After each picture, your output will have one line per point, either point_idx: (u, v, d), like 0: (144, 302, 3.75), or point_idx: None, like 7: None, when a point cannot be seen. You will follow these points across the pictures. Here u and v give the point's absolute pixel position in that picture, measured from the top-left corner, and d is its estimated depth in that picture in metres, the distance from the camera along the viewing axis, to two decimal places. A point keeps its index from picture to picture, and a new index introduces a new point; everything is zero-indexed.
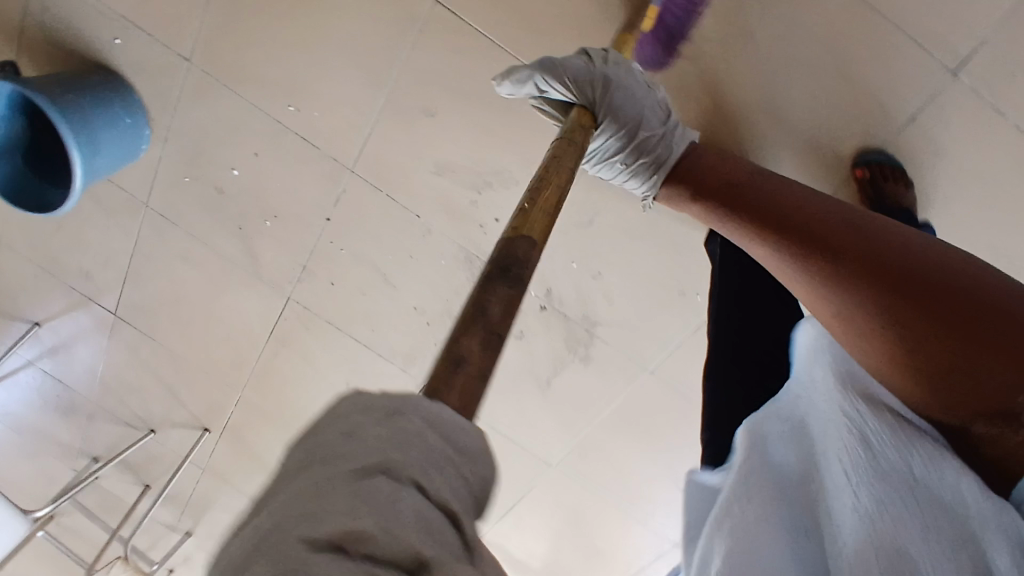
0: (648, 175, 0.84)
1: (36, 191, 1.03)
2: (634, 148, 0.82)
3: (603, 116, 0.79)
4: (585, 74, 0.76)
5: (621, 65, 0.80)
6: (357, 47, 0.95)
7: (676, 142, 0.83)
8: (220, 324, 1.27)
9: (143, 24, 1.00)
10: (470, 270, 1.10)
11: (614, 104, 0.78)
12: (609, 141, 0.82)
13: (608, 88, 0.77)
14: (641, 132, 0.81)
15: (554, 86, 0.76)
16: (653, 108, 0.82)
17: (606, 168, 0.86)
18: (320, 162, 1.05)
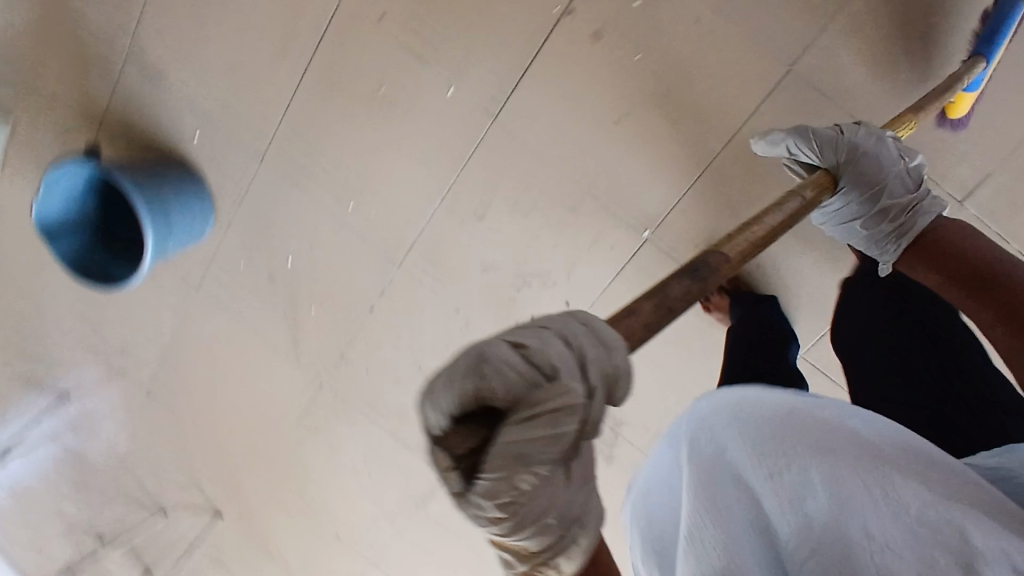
0: (891, 245, 0.80)
1: (102, 267, 1.09)
2: (876, 213, 0.80)
3: (844, 178, 0.79)
4: (832, 142, 0.80)
5: (870, 137, 0.79)
6: (420, 151, 1.06)
7: (926, 208, 0.78)
8: (251, 406, 1.29)
9: (225, 124, 1.12)
10: None
11: (858, 165, 0.78)
12: (847, 206, 0.81)
13: (854, 156, 0.78)
14: (885, 200, 0.79)
15: (803, 148, 0.81)
16: (902, 172, 0.79)
17: (840, 228, 0.84)
18: (372, 255, 1.13)
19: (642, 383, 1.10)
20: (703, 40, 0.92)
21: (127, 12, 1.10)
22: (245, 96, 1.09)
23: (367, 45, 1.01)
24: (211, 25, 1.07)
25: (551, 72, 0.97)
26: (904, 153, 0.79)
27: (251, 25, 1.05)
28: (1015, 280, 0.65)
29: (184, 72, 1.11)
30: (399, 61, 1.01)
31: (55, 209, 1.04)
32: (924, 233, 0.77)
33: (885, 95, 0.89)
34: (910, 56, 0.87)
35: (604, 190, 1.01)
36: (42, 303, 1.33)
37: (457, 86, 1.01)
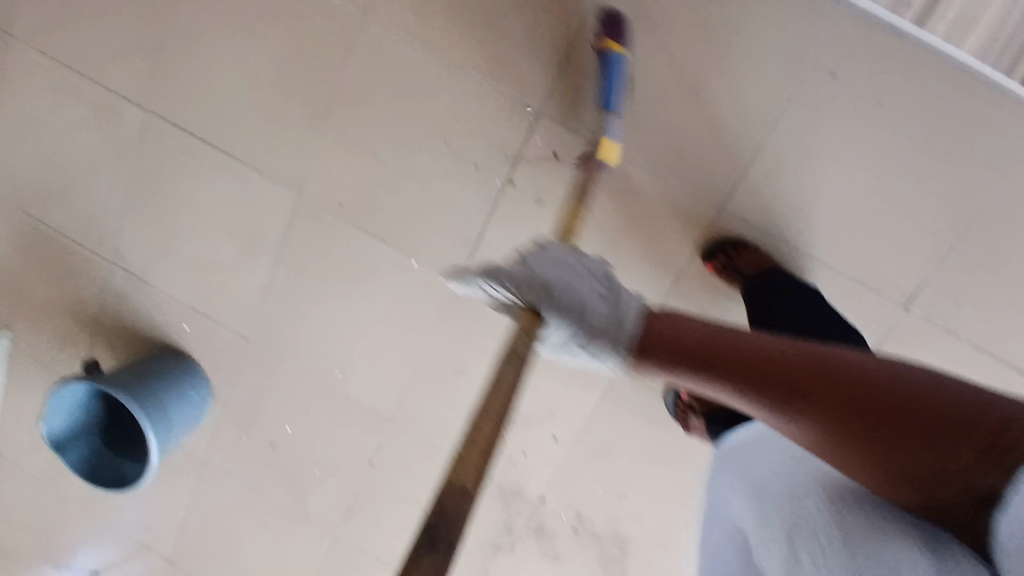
0: (610, 352, 0.67)
1: (113, 467, 1.15)
2: (585, 330, 0.67)
3: (547, 310, 0.68)
4: (523, 278, 0.69)
5: (551, 258, 0.72)
6: (392, 318, 1.12)
7: (626, 309, 0.68)
8: (270, 564, 1.33)
9: (210, 314, 1.18)
10: (505, 501, 1.18)
11: (554, 295, 0.68)
12: (560, 331, 0.69)
13: (547, 290, 0.68)
14: (589, 316, 0.68)
15: (498, 289, 0.69)
16: (591, 290, 0.70)
17: (568, 353, 0.71)
18: (363, 415, 1.19)
19: (638, 503, 1.13)
20: (635, 193, 0.98)
21: (104, 225, 1.18)
22: (225, 287, 1.16)
23: (330, 231, 1.09)
24: (184, 228, 1.15)
25: (502, 236, 1.03)
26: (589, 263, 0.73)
27: (219, 226, 1.13)
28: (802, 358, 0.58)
29: (164, 273, 1.18)
30: (361, 241, 1.09)
31: (62, 423, 1.10)
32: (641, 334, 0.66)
33: (813, 221, 0.95)
34: (829, 184, 0.93)
35: None
36: (60, 493, 1.39)
37: (417, 257, 1.07)
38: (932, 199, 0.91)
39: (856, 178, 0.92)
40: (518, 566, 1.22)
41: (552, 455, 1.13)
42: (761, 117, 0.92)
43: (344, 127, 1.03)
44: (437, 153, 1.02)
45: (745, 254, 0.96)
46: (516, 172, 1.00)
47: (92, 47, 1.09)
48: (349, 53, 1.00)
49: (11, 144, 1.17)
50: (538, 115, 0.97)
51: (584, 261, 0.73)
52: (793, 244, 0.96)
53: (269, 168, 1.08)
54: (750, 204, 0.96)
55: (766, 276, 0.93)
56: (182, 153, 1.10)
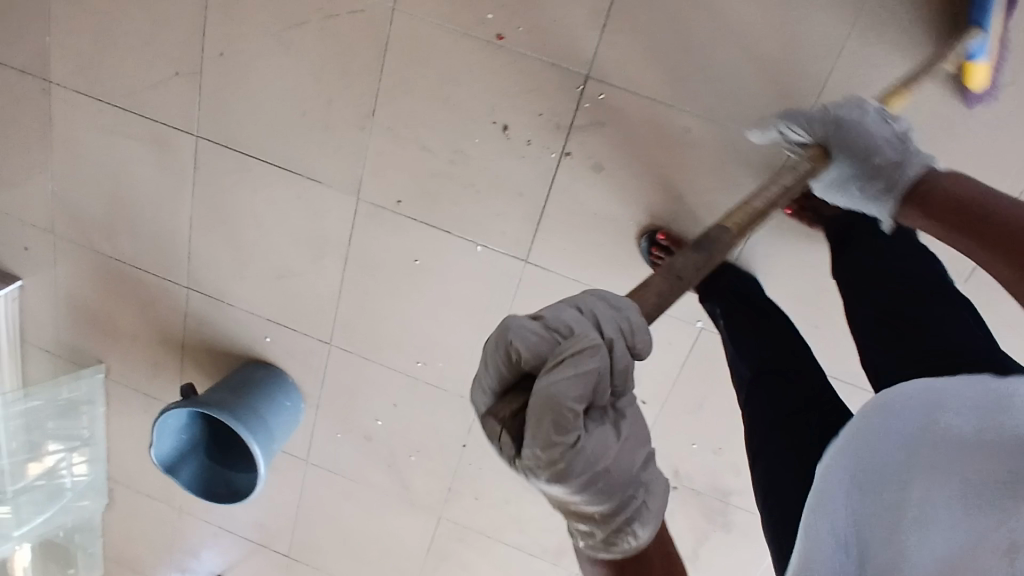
0: (886, 197, 0.73)
1: (223, 482, 1.20)
2: (869, 173, 0.75)
3: (836, 150, 0.77)
4: (820, 116, 0.79)
5: (856, 104, 0.78)
6: (464, 303, 1.12)
7: (916, 165, 0.72)
8: (380, 548, 1.40)
9: (291, 323, 1.21)
10: None
11: (846, 132, 0.76)
12: (842, 171, 0.77)
13: (841, 127, 0.77)
14: (878, 157, 0.74)
15: (793, 130, 0.82)
16: (888, 139, 0.75)
17: (845, 195, 0.78)
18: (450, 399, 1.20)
19: (735, 454, 1.12)
20: (697, 146, 0.95)
21: (174, 251, 1.21)
22: (299, 295, 1.19)
23: (393, 227, 1.09)
24: (252, 244, 1.17)
25: (564, 208, 1.01)
26: (889, 118, 0.77)
27: (285, 238, 1.15)
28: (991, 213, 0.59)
29: (239, 289, 1.21)
30: (424, 232, 1.08)
31: (168, 446, 1.15)
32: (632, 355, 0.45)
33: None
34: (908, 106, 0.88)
35: None
36: (172, 506, 1.47)
37: (482, 241, 1.06)
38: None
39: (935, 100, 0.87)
40: None
41: (644, 417, 1.13)
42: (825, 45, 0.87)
43: (391, 124, 1.02)
44: (488, 135, 1.00)
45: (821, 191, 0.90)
46: (571, 142, 0.97)
47: (134, 82, 1.09)
48: (385, 48, 0.98)
49: (77, 187, 1.20)
50: (586, 80, 0.93)
51: (885, 111, 0.77)
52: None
53: (324, 173, 1.08)
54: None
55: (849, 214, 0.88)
56: (237, 171, 1.12)
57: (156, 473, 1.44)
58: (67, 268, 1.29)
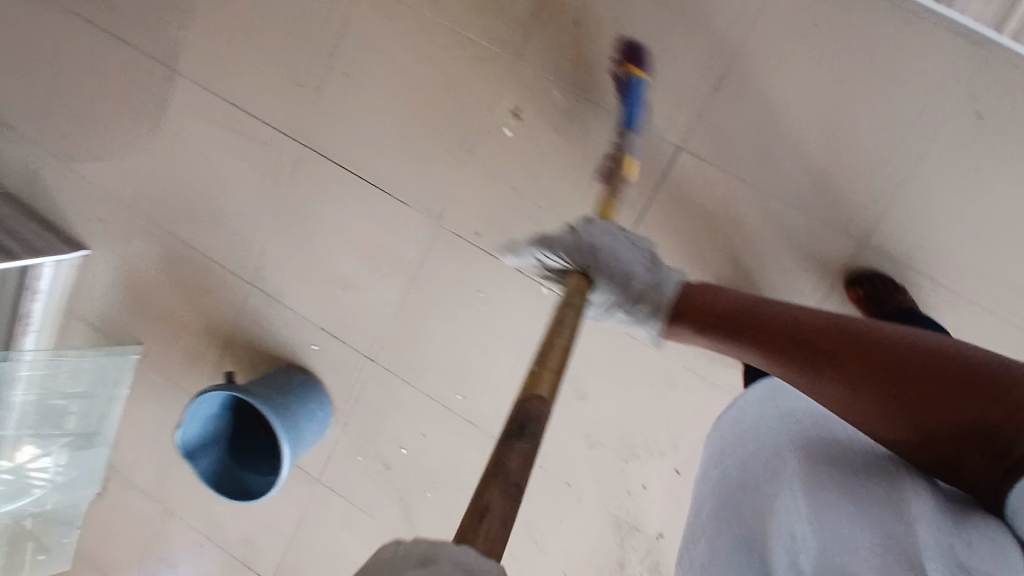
0: (650, 320, 0.80)
1: (237, 480, 1.19)
2: (632, 298, 0.80)
3: (597, 277, 0.79)
4: (574, 246, 0.79)
5: (606, 231, 0.82)
6: (517, 341, 1.15)
7: (666, 285, 0.81)
8: None
9: (340, 334, 1.24)
10: (620, 534, 1.17)
11: (602, 263, 0.79)
12: (606, 296, 0.80)
13: (593, 258, 0.79)
14: (635, 284, 0.80)
15: (548, 256, 0.81)
16: (637, 261, 0.82)
17: (610, 318, 0.84)
18: (480, 437, 1.21)
19: None
20: (769, 227, 1.02)
21: (245, 246, 1.26)
22: (356, 308, 1.22)
23: (465, 257, 1.15)
24: (323, 251, 1.22)
25: None
26: (630, 237, 0.84)
27: (358, 250, 1.20)
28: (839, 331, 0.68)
29: (300, 293, 1.25)
30: (493, 267, 1.14)
31: (195, 430, 1.14)
32: (675, 306, 0.80)
33: (949, 259, 0.97)
34: (969, 223, 0.96)
35: (698, 363, 1.07)
36: (165, 506, 1.42)
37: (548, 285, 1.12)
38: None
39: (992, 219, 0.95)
40: None
41: (674, 487, 1.13)
42: (900, 156, 0.96)
43: (488, 160, 1.11)
44: (576, 186, 1.08)
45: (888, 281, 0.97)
46: (650, 205, 1.05)
47: (256, 85, 1.19)
48: (497, 95, 1.08)
49: (170, 170, 1.27)
50: (677, 151, 1.03)
51: (635, 240, 0.84)
52: (928, 283, 0.99)
53: (411, 196, 1.15)
54: (885, 240, 0.99)
55: (906, 311, 0.93)
56: (330, 181, 1.19)
57: (161, 468, 1.41)
58: (133, 248, 1.33)
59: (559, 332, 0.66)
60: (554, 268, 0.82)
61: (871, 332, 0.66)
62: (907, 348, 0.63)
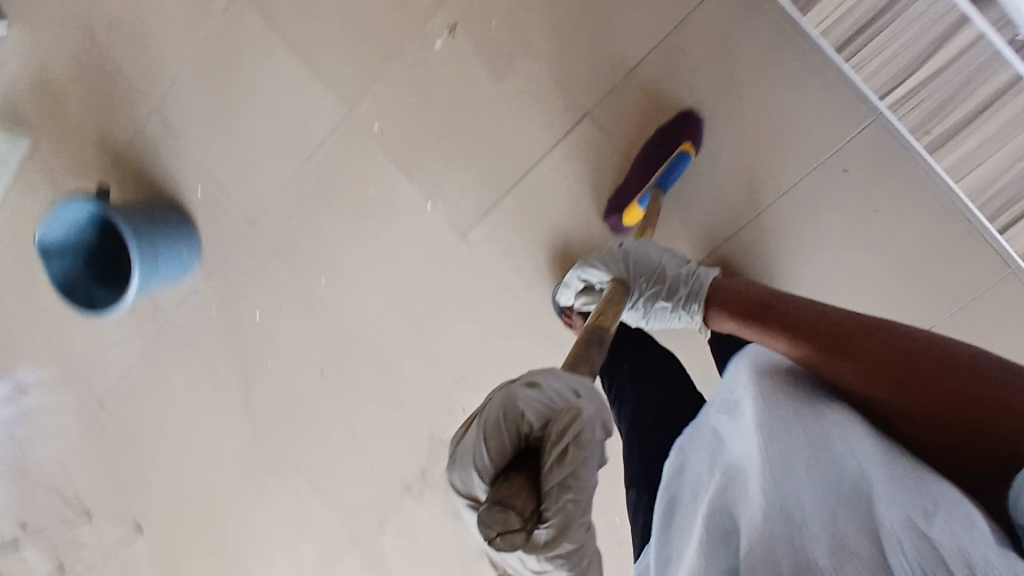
0: (691, 304, 0.88)
1: (85, 293, 1.21)
2: (671, 289, 0.90)
3: (633, 277, 0.91)
4: (611, 253, 0.93)
5: (640, 242, 0.96)
6: (391, 247, 1.20)
7: (701, 273, 0.90)
8: (190, 437, 1.39)
9: (226, 188, 1.25)
10: (431, 449, 1.27)
11: (636, 262, 0.91)
12: (650, 293, 0.91)
13: (628, 259, 0.91)
14: (668, 275, 0.90)
15: (591, 270, 0.94)
16: (670, 259, 0.93)
17: (658, 317, 0.93)
18: (332, 325, 1.26)
19: None
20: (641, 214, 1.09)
21: (158, 73, 1.24)
22: (249, 169, 1.23)
23: (365, 153, 1.17)
24: (232, 103, 1.21)
25: (515, 210, 1.13)
26: (662, 249, 0.97)
27: (266, 111, 1.20)
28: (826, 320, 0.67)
29: (198, 136, 1.24)
30: (388, 171, 1.17)
31: (55, 231, 1.14)
32: (712, 289, 0.86)
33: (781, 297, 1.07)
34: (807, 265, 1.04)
35: (543, 317, 1.15)
36: (16, 300, 1.43)
37: (433, 203, 1.16)
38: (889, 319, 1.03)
39: (830, 269, 1.04)
40: (422, 508, 1.30)
41: None
42: (773, 187, 1.03)
43: (412, 67, 1.12)
44: (486, 120, 1.11)
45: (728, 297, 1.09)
46: (546, 160, 1.10)
47: None
48: (439, 6, 1.09)
49: None
50: (584, 116, 1.08)
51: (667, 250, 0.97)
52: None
53: (331, 77, 1.15)
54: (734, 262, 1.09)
55: None
56: (257, 36, 1.17)
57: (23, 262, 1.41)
58: (44, 37, 1.29)
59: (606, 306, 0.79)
60: (602, 281, 0.95)
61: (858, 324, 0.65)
62: (885, 333, 0.62)
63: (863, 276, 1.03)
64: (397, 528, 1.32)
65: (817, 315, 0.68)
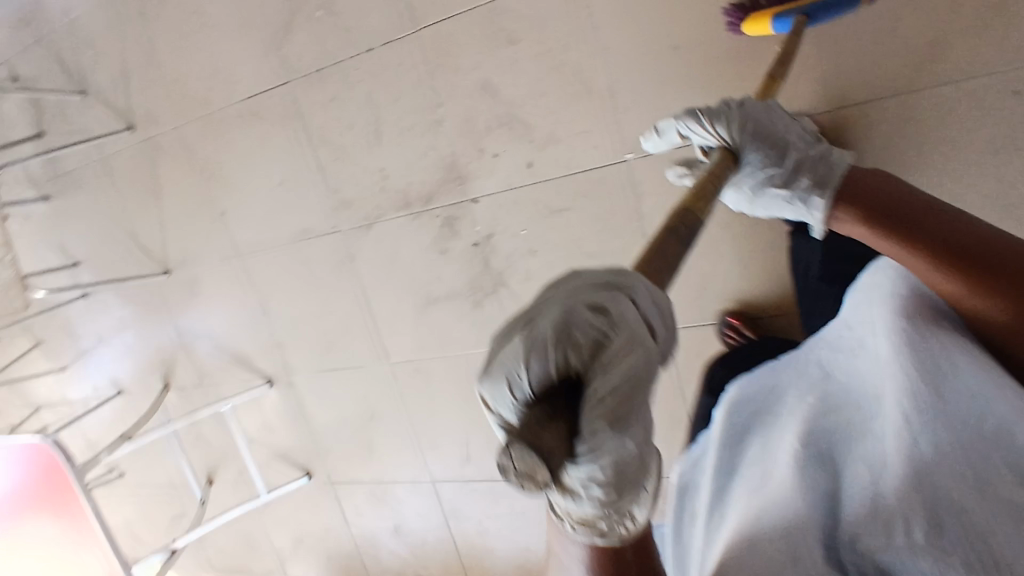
0: (815, 193, 0.76)
1: None
2: (790, 172, 0.77)
3: (750, 149, 0.77)
4: (729, 108, 0.78)
5: (766, 103, 0.79)
6: None
7: (835, 161, 0.77)
8: (215, 60, 1.36)
9: None
10: (443, 177, 1.20)
11: (757, 133, 0.76)
12: (764, 169, 0.78)
13: (752, 125, 0.76)
14: (793, 153, 0.78)
15: (695, 129, 0.79)
16: (796, 133, 0.79)
17: (761, 202, 0.80)
18: (394, 5, 1.14)
19: (538, 264, 1.19)
20: None
21: None
22: None
23: None
24: None
25: None
26: (788, 118, 0.81)
27: None
28: (960, 228, 0.65)
29: None
30: None
31: None
32: (846, 183, 0.75)
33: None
34: (926, 158, 0.94)
35: (615, 96, 1.04)
36: None
37: None
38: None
39: (947, 172, 0.93)
40: (410, 232, 1.27)
41: (512, 175, 1.15)
42: (933, 65, 0.91)
43: None
44: None
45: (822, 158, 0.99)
46: None
47: None
48: None
49: None
50: None
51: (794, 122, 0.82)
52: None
53: None
54: (842, 130, 0.98)
55: None
56: None
57: None
58: None
59: (704, 181, 0.67)
60: (703, 144, 0.81)
61: (1000, 236, 0.63)
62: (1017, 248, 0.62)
63: (977, 195, 0.93)
64: (379, 237, 1.31)
65: (958, 226, 0.65)
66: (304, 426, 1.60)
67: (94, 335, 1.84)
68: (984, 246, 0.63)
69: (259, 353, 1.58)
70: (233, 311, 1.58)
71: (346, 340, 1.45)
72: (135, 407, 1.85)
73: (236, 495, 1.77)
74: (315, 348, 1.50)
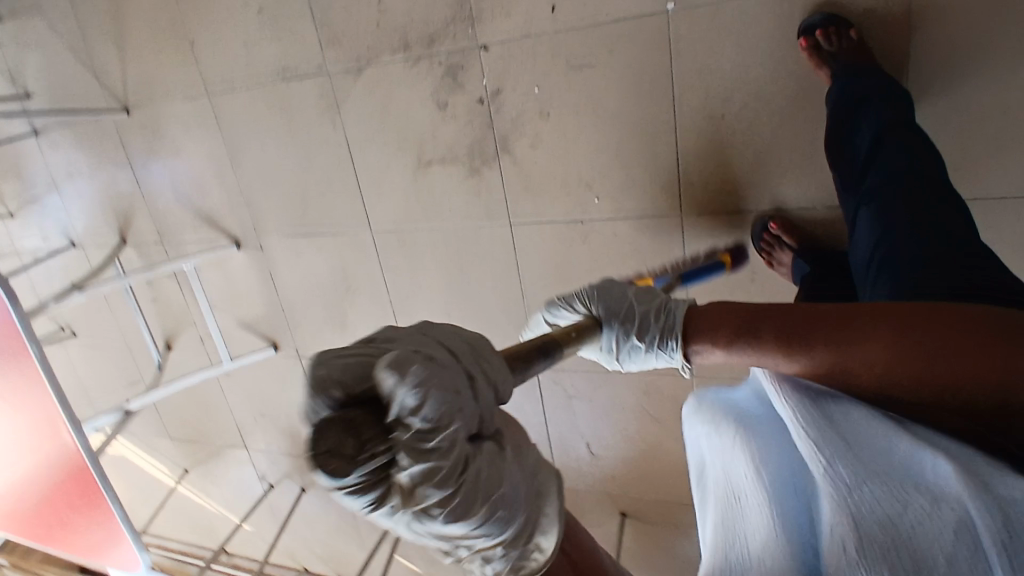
0: (663, 341, 0.65)
1: None
2: (644, 320, 0.66)
3: (600, 315, 0.68)
4: (578, 289, 0.71)
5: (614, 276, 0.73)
6: None
7: (677, 308, 0.66)
8: None
9: None
10: (451, 17, 1.05)
11: (608, 296, 0.69)
12: (618, 334, 0.68)
13: (599, 293, 0.70)
14: (641, 305, 0.68)
15: (564, 307, 0.72)
16: (646, 291, 0.70)
17: (636, 359, 0.68)
18: None
19: (548, 130, 1.06)
20: None
21: None
22: None
23: None
24: None
25: None
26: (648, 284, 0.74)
27: None
28: (806, 314, 0.57)
29: None
30: None
31: None
32: (693, 327, 0.64)
33: (943, 79, 0.84)
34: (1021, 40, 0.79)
35: None
36: None
37: None
38: (1017, 173, 0.84)
39: None
40: (407, 81, 1.12)
41: (532, 21, 1.00)
42: None
43: None
44: None
45: (893, 29, 0.85)
46: None
47: None
48: None
49: None
50: None
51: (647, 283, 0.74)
52: (898, 76, 0.87)
53: None
54: (925, 1, 0.81)
55: (858, 62, 0.84)
56: None
57: None
58: None
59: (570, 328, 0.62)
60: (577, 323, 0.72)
61: (832, 313, 0.56)
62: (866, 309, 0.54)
63: None
64: (371, 84, 1.15)
65: (778, 308, 0.59)
66: (274, 294, 1.49)
67: (46, 178, 1.66)
68: (830, 321, 0.55)
69: (229, 212, 1.44)
70: (200, 162, 1.42)
71: (325, 203, 1.31)
72: (90, 260, 1.71)
73: (197, 360, 1.68)
74: (291, 208, 1.36)
